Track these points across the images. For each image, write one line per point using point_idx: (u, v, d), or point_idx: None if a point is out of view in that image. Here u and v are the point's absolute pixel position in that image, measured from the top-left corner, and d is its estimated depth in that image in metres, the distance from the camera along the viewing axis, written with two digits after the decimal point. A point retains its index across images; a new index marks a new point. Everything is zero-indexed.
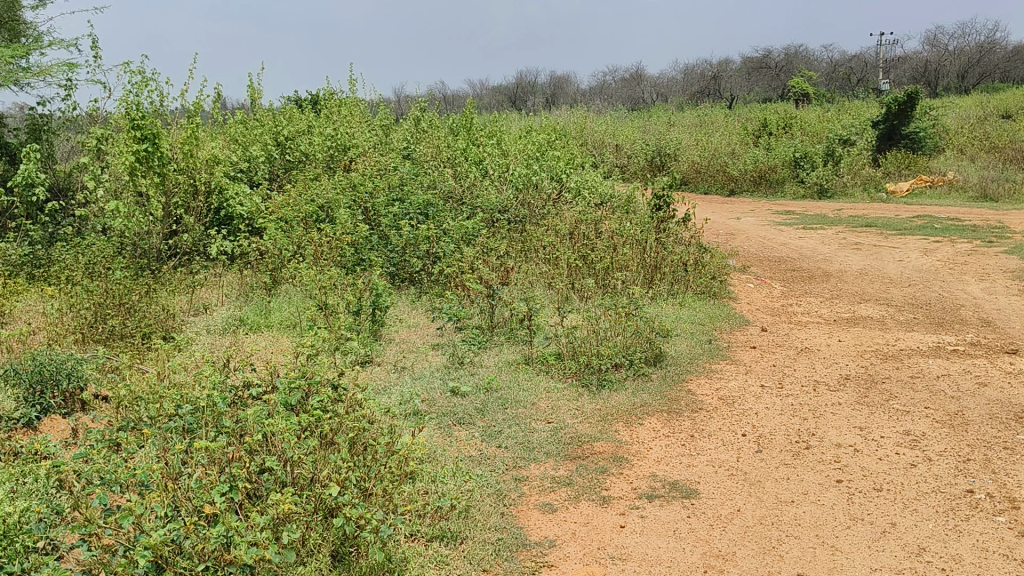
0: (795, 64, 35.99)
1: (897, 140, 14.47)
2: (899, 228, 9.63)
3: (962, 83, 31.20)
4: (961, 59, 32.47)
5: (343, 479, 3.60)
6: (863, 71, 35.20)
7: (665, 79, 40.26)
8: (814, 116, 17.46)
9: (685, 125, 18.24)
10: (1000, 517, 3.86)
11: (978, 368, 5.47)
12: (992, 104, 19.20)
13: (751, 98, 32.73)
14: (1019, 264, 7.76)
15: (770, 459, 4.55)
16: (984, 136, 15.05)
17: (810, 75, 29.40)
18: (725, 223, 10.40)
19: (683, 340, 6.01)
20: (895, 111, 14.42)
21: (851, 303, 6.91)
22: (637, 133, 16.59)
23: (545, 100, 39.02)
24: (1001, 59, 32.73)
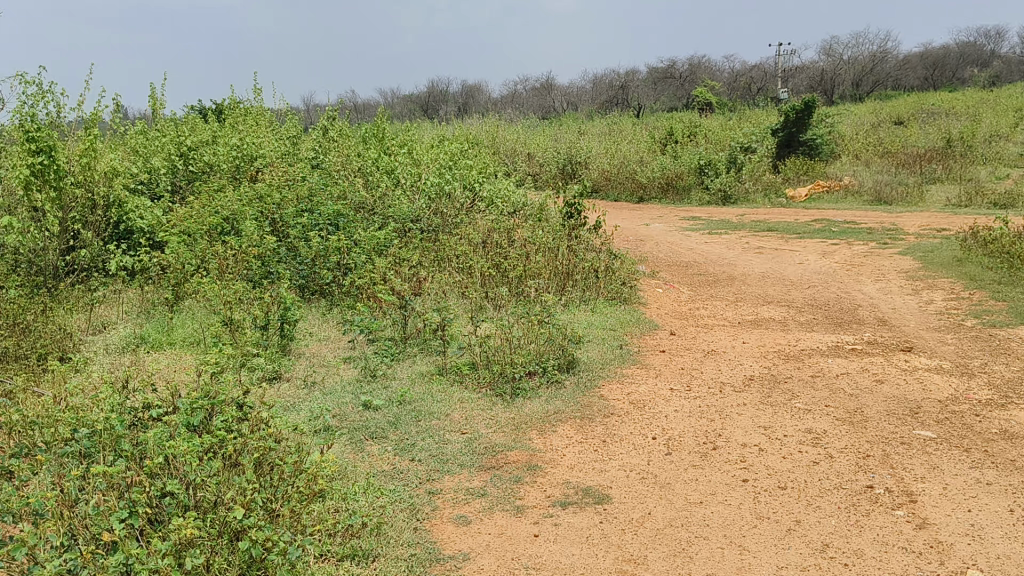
0: (699, 73, 36.99)
1: (796, 147, 15.06)
2: (799, 232, 9.97)
3: (856, 91, 32.64)
4: (856, 68, 33.93)
5: (249, 501, 3.47)
6: (763, 80, 36.44)
7: (578, 88, 40.84)
8: (719, 124, 17.97)
9: (595, 134, 18.53)
10: (899, 511, 3.99)
11: (875, 365, 5.68)
12: (885, 112, 20.09)
13: (659, 108, 33.57)
14: (912, 264, 8.12)
15: (680, 461, 4.62)
16: (878, 142, 15.78)
17: (714, 84, 30.27)
18: (635, 229, 10.58)
19: (595, 346, 6.05)
20: (793, 120, 15.00)
21: (755, 305, 7.10)
22: (548, 141, 16.74)
23: (458, 110, 39.09)
24: (891, 68, 34.37)
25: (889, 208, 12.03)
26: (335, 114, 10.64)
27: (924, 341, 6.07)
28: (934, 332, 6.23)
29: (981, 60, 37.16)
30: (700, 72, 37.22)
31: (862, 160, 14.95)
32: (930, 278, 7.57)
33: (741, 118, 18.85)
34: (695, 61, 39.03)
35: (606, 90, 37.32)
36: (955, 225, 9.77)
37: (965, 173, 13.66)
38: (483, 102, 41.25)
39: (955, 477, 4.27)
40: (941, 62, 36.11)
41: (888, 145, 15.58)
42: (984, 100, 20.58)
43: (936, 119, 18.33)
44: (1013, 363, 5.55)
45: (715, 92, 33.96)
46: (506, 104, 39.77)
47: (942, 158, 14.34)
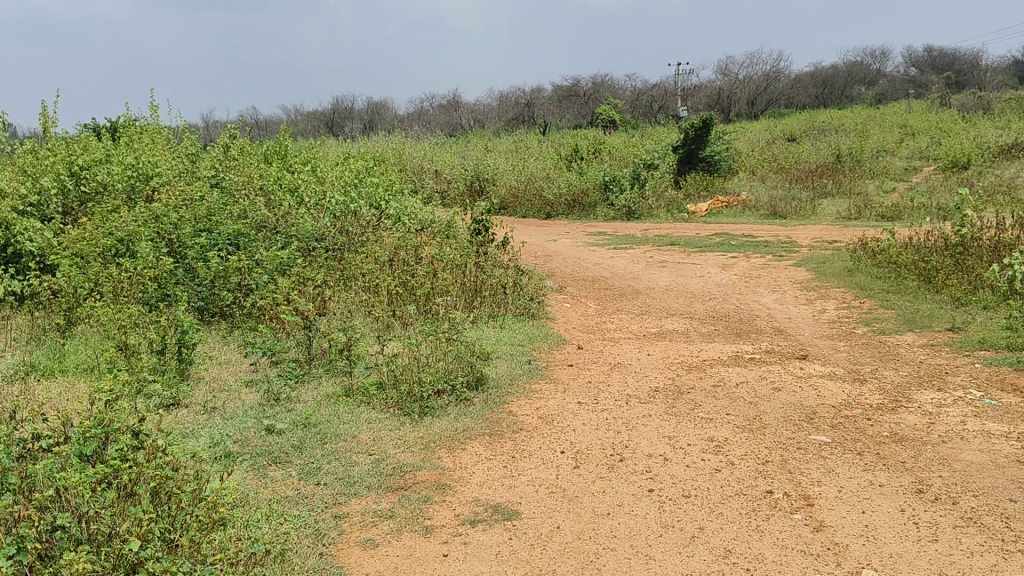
0: (603, 92, 37.77)
1: (696, 163, 15.54)
2: (700, 246, 10.25)
3: (751, 110, 33.98)
4: (751, 86, 35.21)
5: (145, 532, 3.33)
6: (663, 98, 37.43)
7: (486, 106, 41.20)
8: (622, 141, 18.37)
9: (502, 152, 18.68)
10: (797, 514, 4.12)
11: (772, 374, 5.87)
12: (779, 128, 20.93)
13: (564, 126, 34.18)
14: (806, 275, 8.45)
15: (587, 474, 4.65)
16: (771, 158, 16.59)
17: (617, 102, 31.03)
18: (542, 245, 10.69)
19: (504, 362, 6.06)
20: (692, 137, 15.47)
21: (659, 317, 7.26)
22: (455, 158, 16.78)
23: (363, 127, 38.82)
24: (783, 87, 35.85)
25: (784, 222, 12.51)
26: (236, 131, 10.43)
27: (818, 349, 6.30)
28: (828, 340, 6.48)
29: (866, 80, 39.20)
30: (604, 89, 38.05)
31: (758, 176, 15.53)
32: (823, 288, 7.88)
33: (645, 136, 19.34)
34: (600, 80, 39.91)
35: (513, 107, 37.77)
36: (845, 237, 10.24)
37: (854, 187, 14.35)
38: (391, 119, 41.14)
39: (849, 479, 4.43)
40: (830, 82, 37.91)
41: (781, 161, 16.27)
42: (870, 117, 21.65)
43: (826, 136, 19.21)
44: (901, 368, 5.82)
45: (618, 110, 34.80)
46: (415, 122, 39.79)
47: (833, 174, 15.03)
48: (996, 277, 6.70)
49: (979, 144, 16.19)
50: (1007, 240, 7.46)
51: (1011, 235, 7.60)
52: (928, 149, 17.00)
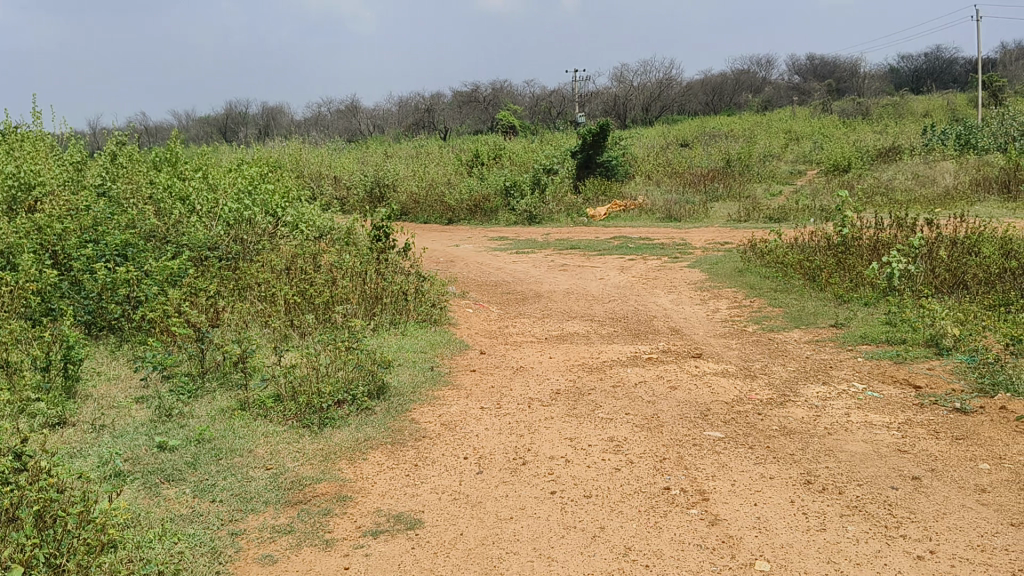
0: (502, 97, 38.09)
1: (594, 168, 15.81)
2: (600, 249, 10.44)
3: (646, 116, 34.89)
4: (646, 92, 36.16)
5: (29, 558, 3.15)
6: (563, 104, 38.01)
7: (387, 111, 40.93)
8: (523, 146, 18.56)
9: (403, 157, 18.62)
10: (693, 509, 4.22)
11: (669, 373, 6.02)
12: (673, 134, 21.55)
13: (464, 131, 34.32)
14: (700, 276, 8.71)
15: (490, 478, 4.66)
16: (666, 163, 17.06)
17: (516, 108, 31.34)
18: (444, 251, 10.68)
19: (406, 369, 6.01)
20: (590, 143, 15.66)
21: (561, 320, 7.34)
22: (354, 165, 16.65)
23: (260, 133, 38.02)
24: (677, 93, 36.96)
25: (680, 224, 12.88)
26: (123, 138, 10.03)
27: (712, 347, 6.50)
28: (721, 339, 6.70)
29: (754, 86, 40.73)
30: (504, 95, 38.34)
31: (654, 180, 15.94)
32: (716, 288, 8.14)
33: (545, 141, 19.58)
34: (500, 85, 40.18)
35: (414, 112, 37.63)
36: (737, 238, 10.65)
37: (745, 190, 14.89)
38: (289, 124, 40.40)
39: (742, 473, 4.58)
40: (721, 88, 39.32)
41: (676, 166, 16.77)
42: (758, 123, 22.55)
43: (717, 141, 19.90)
44: (789, 364, 6.07)
45: (518, 115, 35.15)
46: (314, 129, 39.22)
47: (724, 177, 15.57)
48: (875, 275, 7.06)
49: (860, 148, 17.06)
50: (884, 239, 7.88)
51: (887, 235, 8.03)
52: (812, 152, 17.80)
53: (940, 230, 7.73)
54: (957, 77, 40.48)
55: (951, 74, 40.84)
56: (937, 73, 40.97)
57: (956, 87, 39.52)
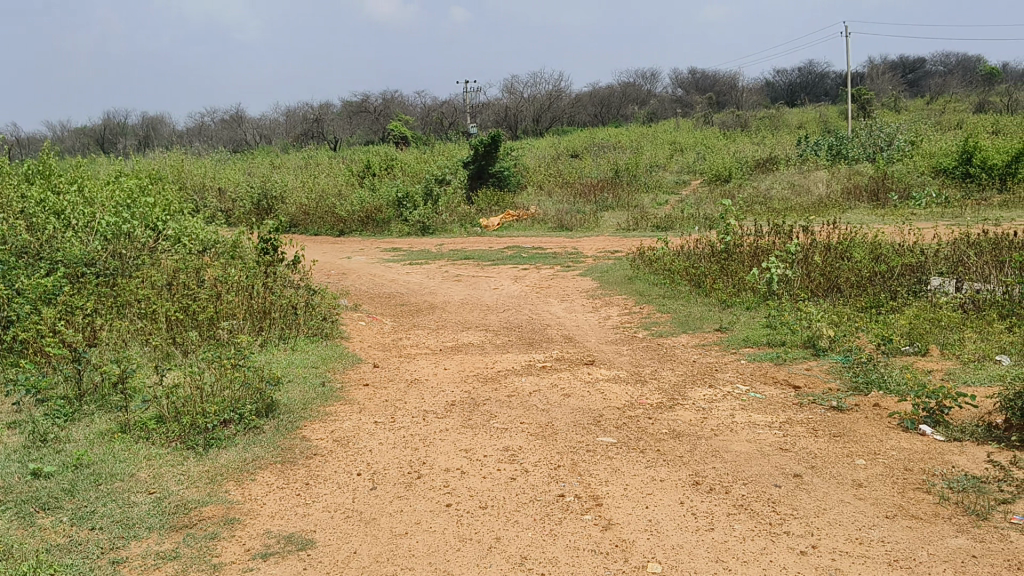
0: (393, 106, 37.83)
1: (486, 179, 15.94)
2: (493, 259, 10.49)
3: (537, 127, 35.39)
4: (536, 102, 36.65)
5: None
6: (455, 114, 38.08)
7: (274, 121, 40.00)
8: (414, 157, 18.52)
9: (291, 168, 18.25)
10: (587, 515, 4.26)
11: (563, 380, 6.08)
12: (564, 145, 21.93)
13: (355, 142, 33.92)
14: (592, 284, 8.88)
15: (384, 494, 4.57)
16: (558, 174, 17.36)
17: (406, 119, 31.22)
18: (336, 263, 10.51)
19: (296, 386, 5.85)
20: (483, 153, 15.81)
21: (455, 331, 7.32)
22: (240, 176, 16.30)
23: (139, 144, 36.53)
24: (567, 105, 37.66)
25: (572, 234, 13.08)
26: None
27: (604, 354, 6.61)
28: (612, 345, 6.82)
29: (641, 98, 41.88)
30: (395, 105, 38.10)
31: (546, 190, 16.15)
32: (607, 295, 8.31)
33: (437, 152, 19.58)
34: (391, 95, 39.89)
35: (302, 122, 36.93)
36: (626, 246, 10.90)
37: (634, 199, 15.26)
38: (171, 134, 38.95)
39: (634, 477, 4.66)
40: (608, 100, 40.30)
41: (566, 177, 17.05)
42: (645, 134, 23.21)
43: (606, 152, 20.39)
44: (677, 368, 6.23)
45: (409, 125, 35.04)
46: (197, 141, 38.01)
47: (613, 188, 15.94)
48: (756, 280, 7.36)
49: (740, 159, 17.78)
50: (763, 246, 8.22)
51: (767, 241, 8.38)
52: (696, 163, 18.42)
53: (814, 237, 8.11)
54: (827, 90, 42.77)
55: (823, 88, 43.19)
56: (808, 87, 43.29)
57: (826, 100, 41.76)
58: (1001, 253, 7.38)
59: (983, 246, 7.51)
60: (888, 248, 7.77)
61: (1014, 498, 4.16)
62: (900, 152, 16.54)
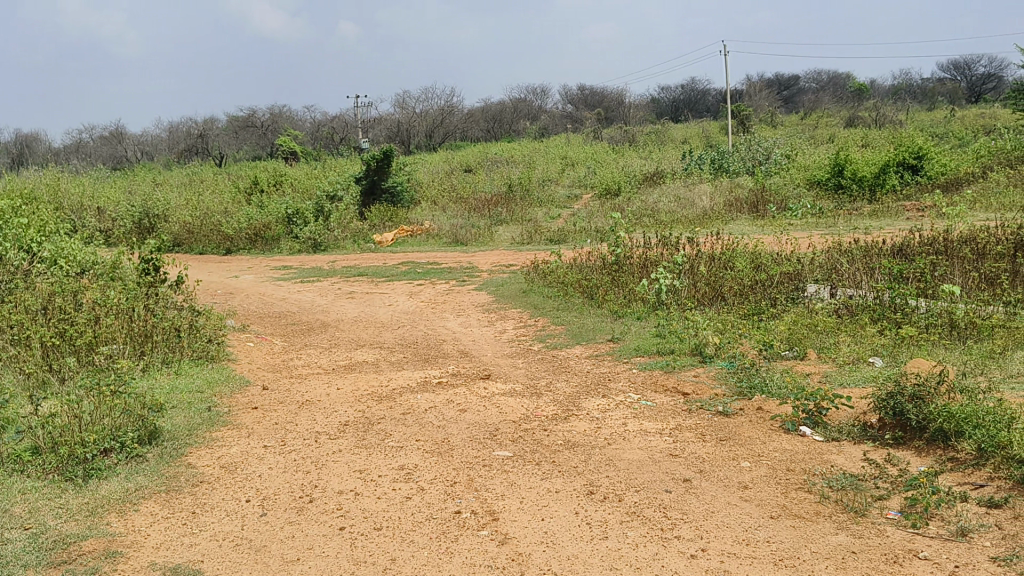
0: (281, 121, 37.11)
1: (379, 195, 15.83)
2: (387, 275, 10.40)
3: (429, 142, 35.37)
4: (428, 117, 36.64)
5: None
6: (345, 129, 37.66)
7: (157, 139, 38.62)
8: (304, 173, 18.23)
9: (174, 186, 17.66)
10: (483, 531, 4.25)
11: (459, 396, 6.05)
12: (456, 160, 22.01)
13: (242, 159, 33.12)
14: (487, 298, 8.92)
15: (275, 520, 4.43)
16: (451, 189, 17.40)
17: (295, 134, 30.72)
18: (224, 282, 10.21)
19: (180, 412, 5.63)
20: (374, 168, 15.71)
21: (348, 350, 7.20)
22: (120, 196, 15.71)
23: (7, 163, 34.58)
24: (459, 120, 37.82)
25: (467, 248, 13.09)
26: None
27: (499, 368, 6.63)
28: (508, 358, 6.85)
29: (532, 114, 42.45)
30: (284, 120, 37.41)
31: (440, 206, 16.13)
32: (502, 309, 8.36)
33: (329, 167, 19.31)
34: (280, 111, 39.18)
35: (186, 138, 35.79)
36: (520, 260, 11.00)
37: (527, 214, 15.44)
38: (45, 152, 37.03)
39: (529, 490, 4.68)
40: (501, 116, 40.71)
41: (461, 192, 17.10)
42: (537, 149, 23.55)
43: (498, 166, 20.58)
44: (572, 379, 6.31)
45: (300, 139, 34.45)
46: (72, 159, 36.27)
47: (507, 202, 16.08)
48: (646, 291, 7.55)
49: (629, 174, 18.25)
50: (652, 257, 8.44)
51: (655, 253, 8.63)
52: (587, 177, 18.80)
53: (699, 247, 8.39)
54: (710, 106, 44.43)
55: (705, 104, 44.90)
56: (692, 103, 44.84)
57: (709, 116, 43.32)
58: (871, 260, 7.80)
59: (854, 254, 7.92)
60: (767, 256, 8.11)
61: (888, 494, 4.38)
62: (778, 165, 17.31)
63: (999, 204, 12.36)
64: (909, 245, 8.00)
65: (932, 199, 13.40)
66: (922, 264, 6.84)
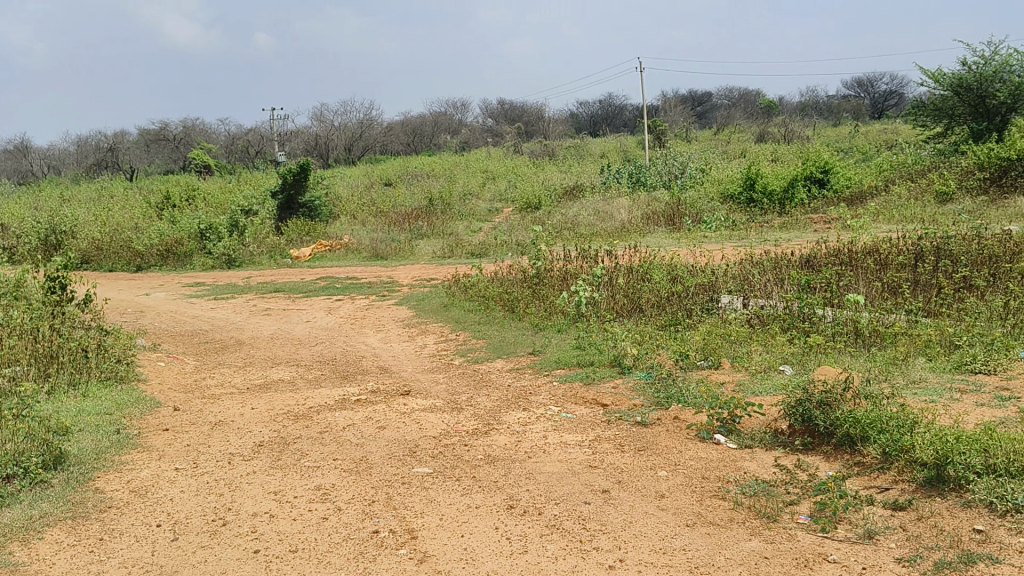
0: (195, 134, 36.24)
1: (296, 209, 15.62)
2: (305, 290, 10.25)
3: (348, 156, 34.99)
4: (345, 131, 36.19)
5: None
6: (260, 142, 36.97)
7: (63, 153, 37.27)
8: (218, 188, 17.84)
9: (82, 201, 17.06)
10: (402, 550, 4.19)
11: (378, 413, 5.99)
12: (376, 173, 21.87)
13: (154, 173, 32.22)
14: (407, 312, 8.86)
15: (186, 545, 4.29)
16: (371, 203, 17.26)
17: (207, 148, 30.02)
18: (133, 300, 9.90)
19: (88, 435, 5.42)
20: (291, 182, 15.50)
21: (263, 368, 7.06)
22: (21, 213, 15.09)
23: None
24: (377, 133, 37.51)
25: (387, 263, 13.00)
26: None
27: (420, 384, 6.59)
28: (428, 374, 6.81)
29: (452, 128, 42.44)
30: (198, 134, 36.57)
31: (360, 220, 16.00)
32: (422, 324, 8.32)
33: (245, 181, 18.93)
34: (195, 125, 38.29)
35: (95, 151, 34.61)
36: (441, 274, 10.98)
37: (448, 227, 15.43)
38: None
39: (449, 506, 4.65)
40: (421, 129, 40.57)
41: (380, 206, 16.99)
42: (457, 163, 23.56)
43: (418, 180, 20.53)
44: (492, 394, 6.31)
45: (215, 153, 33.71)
46: None
47: (427, 216, 16.03)
48: (566, 303, 7.63)
49: (550, 188, 18.43)
50: (572, 271, 8.56)
51: (576, 266, 8.74)
52: (507, 191, 18.93)
53: (618, 260, 8.54)
54: (626, 121, 45.23)
55: (621, 119, 45.68)
56: (609, 117, 45.56)
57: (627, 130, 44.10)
58: (780, 271, 8.05)
59: (765, 265, 8.17)
60: (683, 268, 8.29)
61: (799, 499, 4.51)
62: (694, 179, 17.72)
63: (899, 216, 12.90)
64: (817, 257, 8.30)
65: (837, 211, 13.92)
66: (828, 275, 7.10)
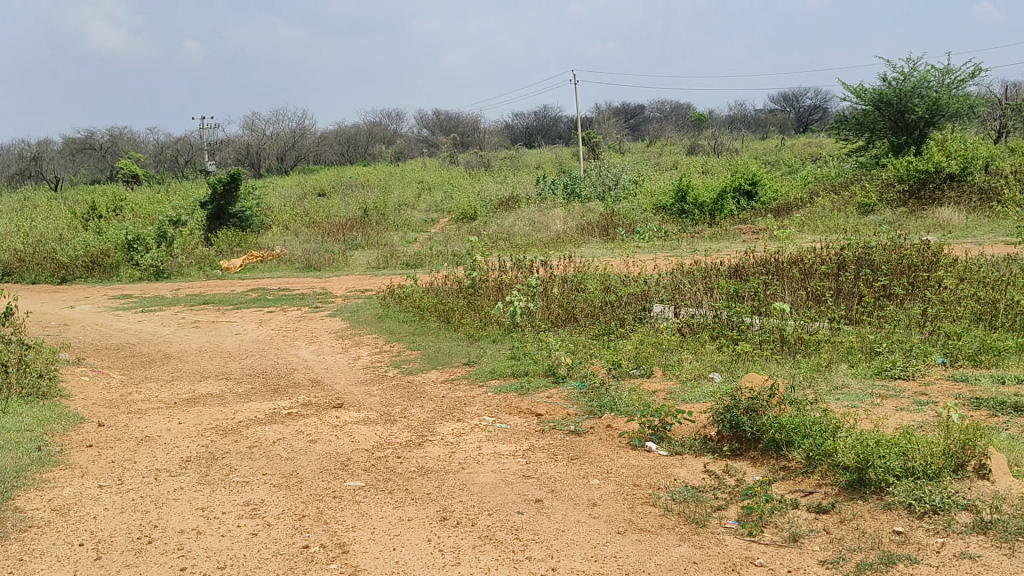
0: (121, 144, 35.34)
1: (226, 219, 15.36)
2: (236, 302, 10.10)
3: (282, 165, 34.50)
4: (278, 140, 35.68)
5: None
6: (190, 151, 36.23)
7: None
8: (147, 198, 17.44)
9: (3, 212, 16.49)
10: (333, 564, 4.16)
11: (309, 426, 5.93)
12: (310, 184, 21.64)
13: (80, 182, 31.32)
14: (341, 324, 8.80)
15: (110, 564, 4.18)
16: (304, 214, 17.08)
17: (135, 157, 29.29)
18: (55, 313, 9.61)
19: (6, 453, 5.23)
20: (222, 192, 15.24)
21: (191, 382, 6.93)
22: None
23: None
24: (310, 143, 37.09)
25: (321, 274, 12.87)
26: None
27: (353, 396, 6.54)
28: (362, 386, 6.77)
29: (388, 138, 42.22)
30: (126, 143, 35.69)
31: (292, 231, 15.86)
32: (356, 335, 8.26)
33: (174, 190, 18.53)
34: (123, 135, 37.37)
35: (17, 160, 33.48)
36: (375, 285, 10.94)
37: (383, 238, 15.36)
38: None
39: (381, 519, 4.63)
40: (356, 139, 40.26)
41: (315, 217, 16.83)
42: (394, 173, 23.47)
43: (354, 190, 20.40)
44: (426, 405, 6.30)
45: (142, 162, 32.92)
46: None
47: (362, 226, 15.93)
48: (501, 314, 7.68)
49: (486, 199, 18.50)
50: (507, 281, 8.63)
51: (511, 276, 8.82)
52: (443, 202, 18.94)
53: (552, 270, 8.63)
54: (561, 133, 45.65)
55: (557, 131, 46.08)
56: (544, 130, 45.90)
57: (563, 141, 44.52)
58: (709, 281, 8.23)
59: (695, 275, 8.36)
60: (615, 278, 8.42)
61: (726, 504, 4.61)
62: (627, 190, 17.99)
63: (823, 227, 13.30)
64: (745, 266, 8.52)
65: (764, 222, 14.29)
66: (755, 284, 7.33)
